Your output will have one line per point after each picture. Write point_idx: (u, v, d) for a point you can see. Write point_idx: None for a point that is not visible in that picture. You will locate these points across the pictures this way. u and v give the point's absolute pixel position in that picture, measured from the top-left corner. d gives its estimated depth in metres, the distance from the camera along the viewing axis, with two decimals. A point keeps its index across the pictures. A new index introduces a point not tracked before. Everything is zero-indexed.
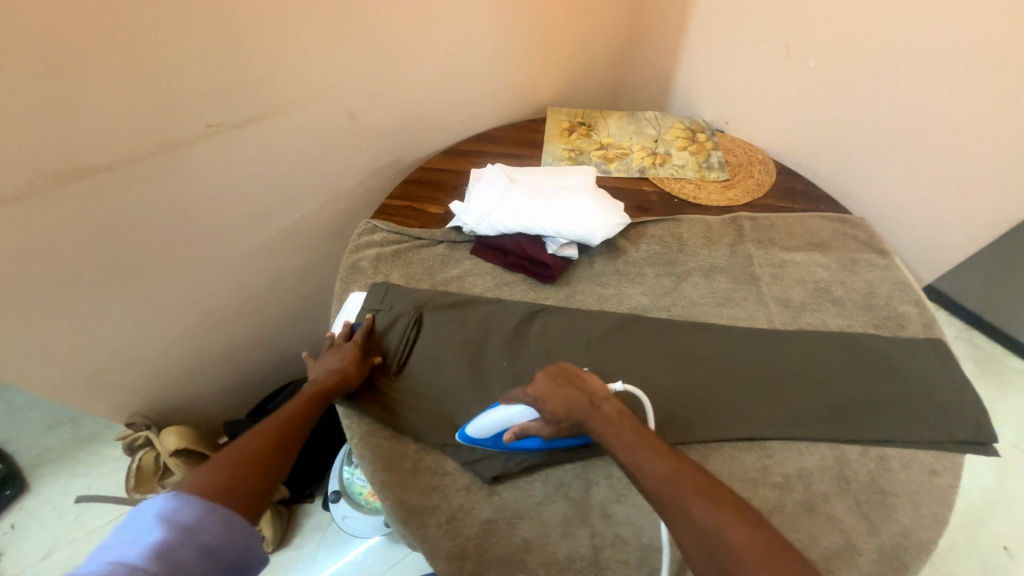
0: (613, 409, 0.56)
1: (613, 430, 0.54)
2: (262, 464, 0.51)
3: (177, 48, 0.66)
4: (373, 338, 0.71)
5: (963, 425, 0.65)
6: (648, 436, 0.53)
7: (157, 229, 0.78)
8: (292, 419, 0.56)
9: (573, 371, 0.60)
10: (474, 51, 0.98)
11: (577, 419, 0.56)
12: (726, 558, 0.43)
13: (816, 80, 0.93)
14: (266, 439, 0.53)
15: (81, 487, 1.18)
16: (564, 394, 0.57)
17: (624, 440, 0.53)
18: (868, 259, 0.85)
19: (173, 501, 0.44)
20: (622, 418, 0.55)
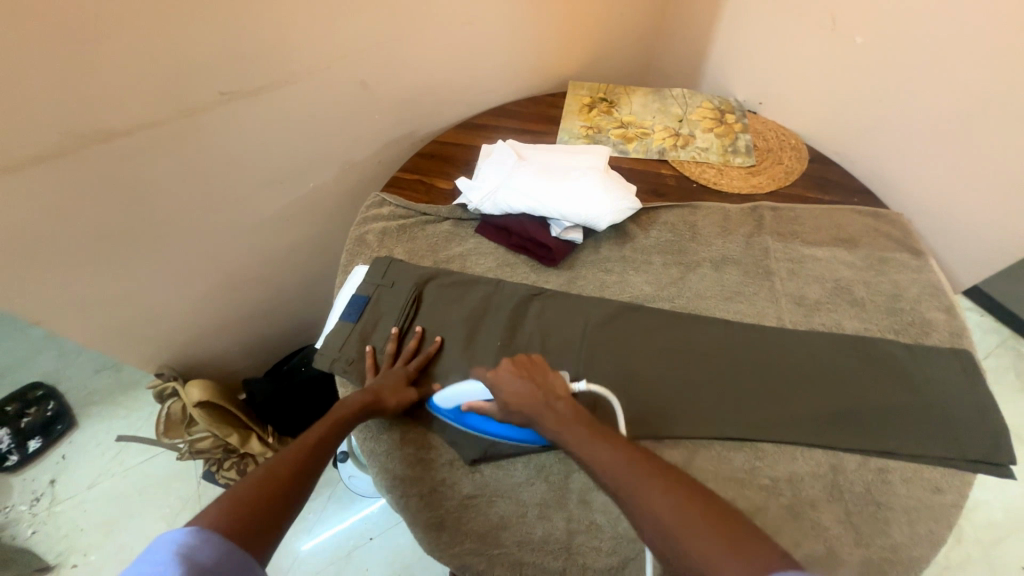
0: (567, 405, 0.57)
1: (568, 424, 0.55)
2: (281, 494, 0.49)
3: (188, 12, 0.66)
4: (429, 371, 0.68)
5: (977, 443, 0.61)
6: (601, 428, 0.54)
7: (176, 194, 0.81)
8: (312, 444, 0.55)
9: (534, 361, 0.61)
10: (493, 18, 0.94)
11: (530, 416, 0.57)
12: (681, 537, 0.44)
13: (864, 57, 0.85)
14: (286, 467, 0.51)
15: (121, 427, 1.29)
16: (522, 387, 0.58)
17: (578, 432, 0.54)
18: (900, 259, 0.79)
19: (192, 537, 0.42)
20: (577, 413, 0.56)
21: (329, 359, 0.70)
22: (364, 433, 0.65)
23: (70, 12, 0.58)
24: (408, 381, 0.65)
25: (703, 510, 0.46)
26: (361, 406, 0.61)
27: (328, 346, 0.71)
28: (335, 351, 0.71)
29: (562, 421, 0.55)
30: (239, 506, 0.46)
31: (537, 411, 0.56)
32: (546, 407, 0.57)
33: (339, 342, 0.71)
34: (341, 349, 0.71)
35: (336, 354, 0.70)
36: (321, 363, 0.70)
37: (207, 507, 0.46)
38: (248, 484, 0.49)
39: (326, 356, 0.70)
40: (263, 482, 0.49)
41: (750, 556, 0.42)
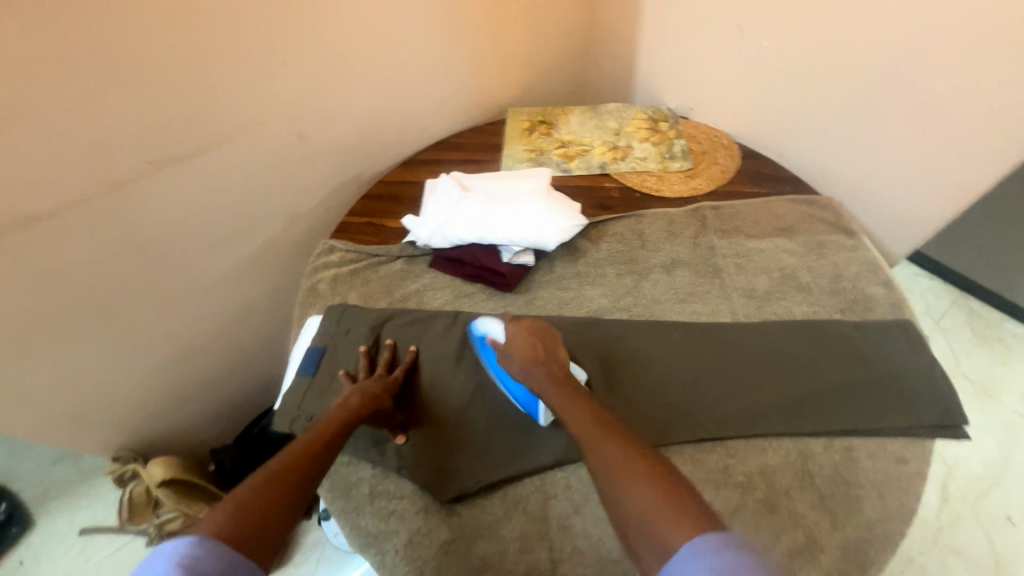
0: (561, 370, 0.61)
1: (554, 384, 0.59)
2: (291, 495, 0.47)
3: (106, 86, 0.65)
4: (412, 386, 0.69)
5: (930, 409, 0.63)
6: (587, 396, 0.57)
7: (114, 268, 0.78)
8: (317, 446, 0.53)
9: (545, 328, 0.65)
10: (423, 57, 0.96)
11: (523, 372, 0.61)
12: (624, 479, 0.46)
13: (773, 58, 0.91)
14: (293, 469, 0.49)
15: (85, 519, 1.20)
16: (525, 346, 0.62)
17: (563, 393, 0.57)
18: (835, 241, 0.83)
19: (196, 548, 0.40)
20: (568, 379, 0.60)
21: (288, 419, 0.67)
22: (347, 463, 0.64)
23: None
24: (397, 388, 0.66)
25: (649, 468, 0.46)
26: (360, 400, 0.60)
27: (286, 405, 0.69)
28: (294, 410, 0.68)
29: (550, 381, 0.59)
30: (259, 500, 0.45)
31: (530, 370, 0.60)
32: (541, 367, 0.60)
33: (298, 399, 0.69)
34: (300, 406, 0.68)
35: (295, 413, 0.68)
36: (280, 425, 0.67)
37: (217, 508, 0.44)
38: (263, 480, 0.47)
39: (285, 416, 0.68)
40: (277, 475, 0.48)
41: (676, 507, 0.43)
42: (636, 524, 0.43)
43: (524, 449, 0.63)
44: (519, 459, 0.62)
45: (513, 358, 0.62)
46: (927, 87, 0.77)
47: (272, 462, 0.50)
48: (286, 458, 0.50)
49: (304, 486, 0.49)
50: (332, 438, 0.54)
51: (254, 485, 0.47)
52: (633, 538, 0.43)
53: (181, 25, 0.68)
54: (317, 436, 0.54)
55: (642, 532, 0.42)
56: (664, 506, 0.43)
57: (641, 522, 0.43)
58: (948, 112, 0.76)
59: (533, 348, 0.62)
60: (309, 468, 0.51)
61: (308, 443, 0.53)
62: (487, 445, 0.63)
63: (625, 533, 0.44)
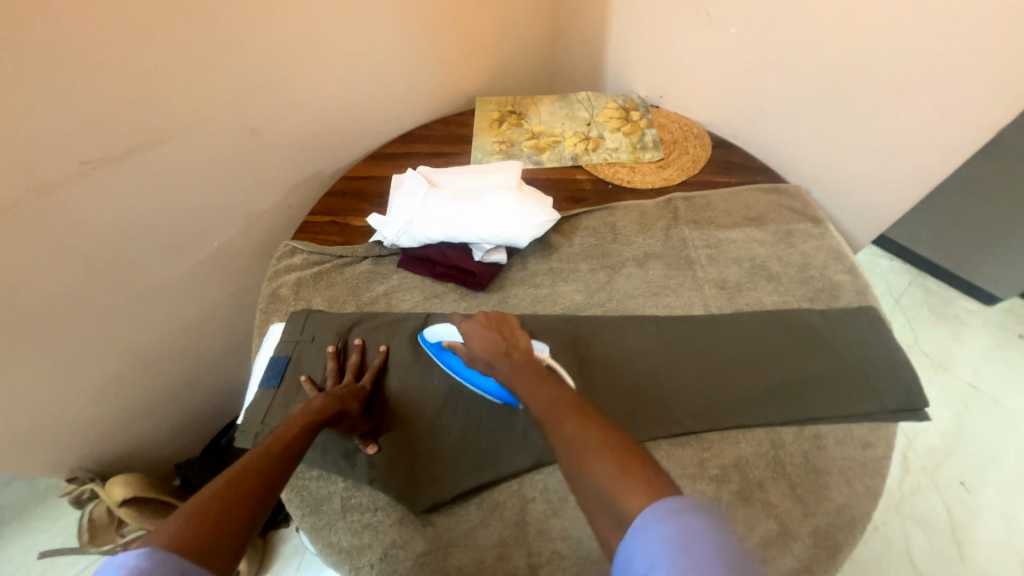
0: (524, 355, 0.59)
1: (516, 370, 0.56)
2: (253, 498, 0.44)
3: (21, 80, 0.58)
4: (380, 391, 0.67)
5: (894, 394, 0.65)
6: (551, 379, 0.55)
7: (50, 281, 0.71)
8: (279, 449, 0.50)
9: (506, 317, 0.64)
10: (384, 46, 0.92)
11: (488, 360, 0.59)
12: (581, 456, 0.43)
13: (742, 46, 0.90)
14: (254, 473, 0.46)
15: (43, 541, 1.13)
16: (487, 334, 0.61)
17: (526, 378, 0.55)
18: (803, 229, 0.84)
19: (148, 559, 0.35)
20: (532, 364, 0.57)
21: (251, 436, 0.64)
22: (315, 478, 0.61)
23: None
24: (364, 391, 0.64)
25: (607, 442, 0.44)
26: (324, 403, 0.58)
27: (248, 420, 0.65)
28: (257, 425, 0.65)
29: (513, 369, 0.57)
30: (215, 506, 0.42)
31: (495, 360, 0.59)
32: (502, 356, 0.59)
33: (261, 413, 0.66)
34: (264, 421, 0.65)
35: (258, 429, 0.64)
36: (243, 441, 0.64)
37: (168, 518, 0.39)
38: (219, 485, 0.43)
39: (248, 432, 0.64)
40: (235, 482, 0.44)
41: (633, 478, 0.40)
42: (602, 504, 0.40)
43: (499, 453, 0.62)
44: (495, 464, 0.61)
45: (477, 355, 0.61)
46: (889, 76, 0.77)
47: (229, 468, 0.46)
48: (245, 462, 0.47)
49: (267, 490, 0.46)
50: (294, 438, 0.52)
51: (209, 492, 0.43)
52: (600, 520, 0.40)
53: (106, 12, 0.61)
54: (277, 439, 0.51)
55: (605, 507, 0.40)
56: (622, 480, 0.40)
57: (599, 499, 0.40)
58: (910, 101, 0.77)
59: (496, 337, 0.61)
60: (270, 472, 0.47)
61: (269, 447, 0.50)
62: (462, 451, 0.62)
63: (590, 516, 0.41)
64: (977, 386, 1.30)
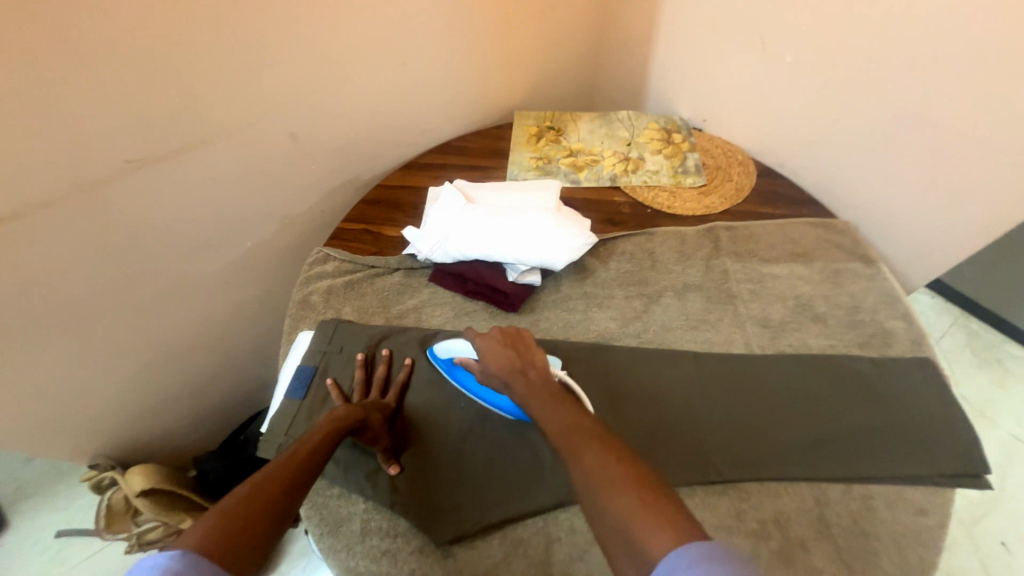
0: (540, 375, 0.58)
1: (532, 391, 0.56)
2: (277, 504, 0.43)
3: (78, 81, 0.60)
4: (403, 404, 0.65)
5: (952, 457, 0.61)
6: (567, 401, 0.54)
7: (89, 273, 0.72)
8: (304, 456, 0.49)
9: (520, 335, 0.63)
10: (428, 58, 0.91)
11: (505, 379, 0.58)
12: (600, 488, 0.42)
13: (795, 73, 0.87)
14: (280, 479, 0.46)
15: (62, 520, 1.15)
16: (502, 352, 0.60)
17: (542, 402, 0.54)
18: (853, 269, 0.80)
19: (179, 560, 0.35)
20: (548, 385, 0.56)
21: (275, 446, 0.63)
22: (336, 497, 0.60)
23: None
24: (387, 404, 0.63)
25: (629, 474, 0.42)
26: (349, 411, 0.57)
27: (273, 430, 0.65)
28: (281, 435, 0.64)
29: (529, 389, 0.56)
30: (244, 509, 0.41)
31: (508, 377, 0.58)
32: (518, 374, 0.58)
33: (285, 424, 0.65)
34: (288, 432, 0.64)
35: (281, 440, 0.64)
36: (266, 451, 0.63)
37: (199, 519, 0.39)
38: (248, 489, 0.43)
39: (272, 442, 0.64)
40: (263, 487, 0.44)
41: (660, 515, 0.38)
42: (620, 539, 0.39)
43: (524, 487, 0.59)
44: (519, 499, 0.59)
45: (491, 373, 0.60)
46: (956, 114, 0.73)
47: (257, 471, 0.46)
48: (272, 467, 0.46)
49: (292, 496, 0.45)
50: (318, 447, 0.51)
51: (239, 494, 0.42)
52: (618, 558, 0.39)
53: (164, 15, 0.62)
54: (303, 446, 0.51)
55: (628, 547, 0.38)
56: (644, 515, 0.39)
57: (622, 538, 0.39)
58: (977, 143, 0.73)
59: (513, 355, 0.60)
60: (295, 480, 0.47)
61: (294, 453, 0.49)
62: (487, 482, 0.60)
63: (609, 553, 0.40)
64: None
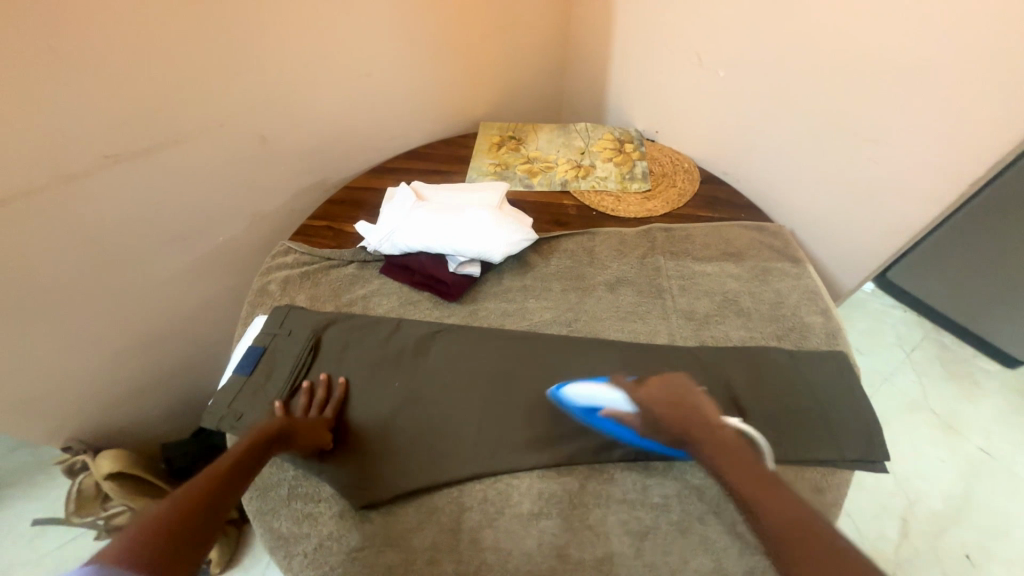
0: (728, 435, 0.55)
1: (726, 454, 0.53)
2: (202, 512, 0.45)
3: (60, 83, 0.67)
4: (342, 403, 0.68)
5: (853, 442, 0.64)
6: (764, 472, 0.50)
7: (65, 259, 0.78)
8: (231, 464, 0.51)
9: (687, 386, 0.60)
10: (393, 71, 0.99)
11: (686, 433, 0.57)
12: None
13: (729, 87, 0.94)
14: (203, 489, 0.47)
15: (39, 509, 1.19)
16: (673, 405, 0.58)
17: (740, 465, 0.52)
18: (780, 268, 0.84)
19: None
20: (740, 449, 0.54)
21: (217, 417, 0.68)
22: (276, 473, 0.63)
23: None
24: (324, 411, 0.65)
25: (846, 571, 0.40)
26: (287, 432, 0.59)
27: (217, 402, 0.69)
28: (224, 408, 0.69)
29: (719, 451, 0.54)
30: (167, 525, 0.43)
31: (688, 435, 0.57)
32: (703, 432, 0.55)
33: (229, 397, 0.70)
34: (230, 405, 0.69)
35: (223, 412, 0.68)
36: (208, 422, 0.68)
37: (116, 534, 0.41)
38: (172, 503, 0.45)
39: (214, 414, 0.69)
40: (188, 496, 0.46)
41: None
42: None
43: (443, 460, 0.63)
44: (437, 470, 0.62)
45: (661, 422, 0.58)
46: (868, 125, 0.79)
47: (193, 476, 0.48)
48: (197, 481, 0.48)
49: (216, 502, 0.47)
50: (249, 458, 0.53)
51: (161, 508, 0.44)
52: None
53: (140, 24, 0.70)
54: (232, 455, 0.52)
55: None
56: None
57: None
58: (887, 148, 0.78)
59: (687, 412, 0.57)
60: (221, 487, 0.48)
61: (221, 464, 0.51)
62: (409, 455, 0.63)
63: None
64: (989, 451, 1.23)
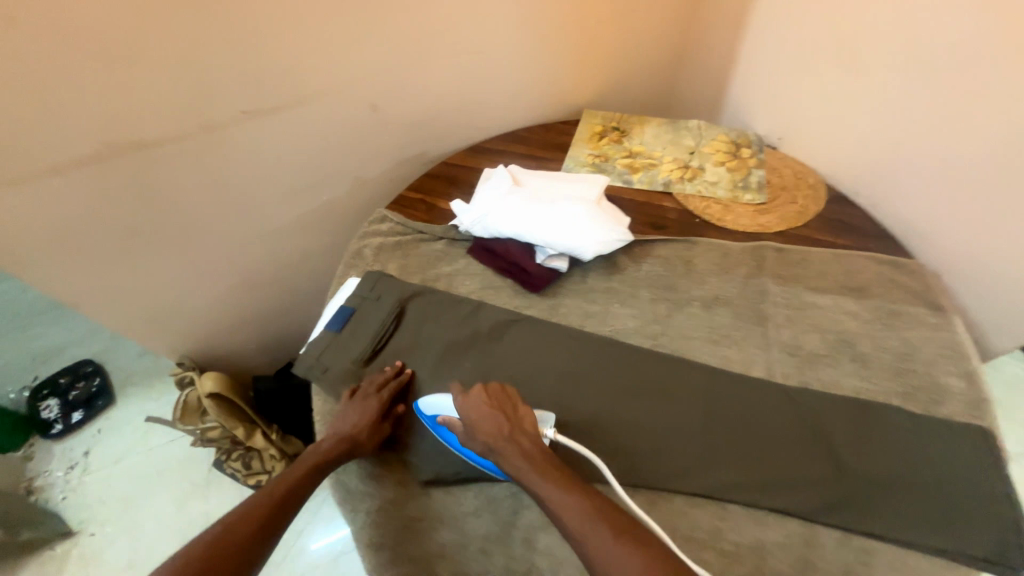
0: (532, 444, 0.56)
1: (531, 464, 0.55)
2: (243, 543, 0.50)
3: (215, 40, 0.74)
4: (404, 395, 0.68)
5: (983, 538, 0.54)
6: (564, 471, 0.55)
7: (198, 200, 0.88)
8: (278, 493, 0.55)
9: (502, 394, 0.60)
10: (505, 49, 0.97)
11: (495, 447, 0.56)
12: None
13: (884, 95, 0.80)
14: (248, 519, 0.52)
15: (153, 409, 1.39)
16: (489, 419, 0.57)
17: (543, 473, 0.54)
18: (916, 314, 0.71)
19: None
20: (542, 454, 0.56)
21: (306, 366, 0.73)
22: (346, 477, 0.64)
23: (102, 30, 0.66)
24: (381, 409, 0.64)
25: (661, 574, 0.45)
26: (338, 450, 0.61)
27: (308, 352, 0.74)
28: (313, 358, 0.74)
29: (524, 462, 0.55)
30: (212, 553, 0.48)
31: (498, 448, 0.56)
32: (510, 445, 0.56)
33: (318, 350, 0.74)
34: (319, 357, 0.74)
35: (312, 362, 0.73)
36: (299, 369, 0.73)
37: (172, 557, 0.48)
38: (219, 530, 0.50)
39: (305, 362, 0.74)
40: (233, 528, 0.51)
41: None
42: None
43: None
44: None
45: (477, 436, 0.57)
46: None
47: (244, 501, 0.54)
48: (246, 508, 0.53)
49: (257, 533, 0.51)
50: (297, 484, 0.57)
51: (211, 534, 0.50)
52: None
53: None
54: (283, 482, 0.57)
55: None
56: None
57: None
58: None
59: (500, 425, 0.57)
60: (264, 517, 0.53)
61: (271, 491, 0.56)
62: None
63: None
64: None
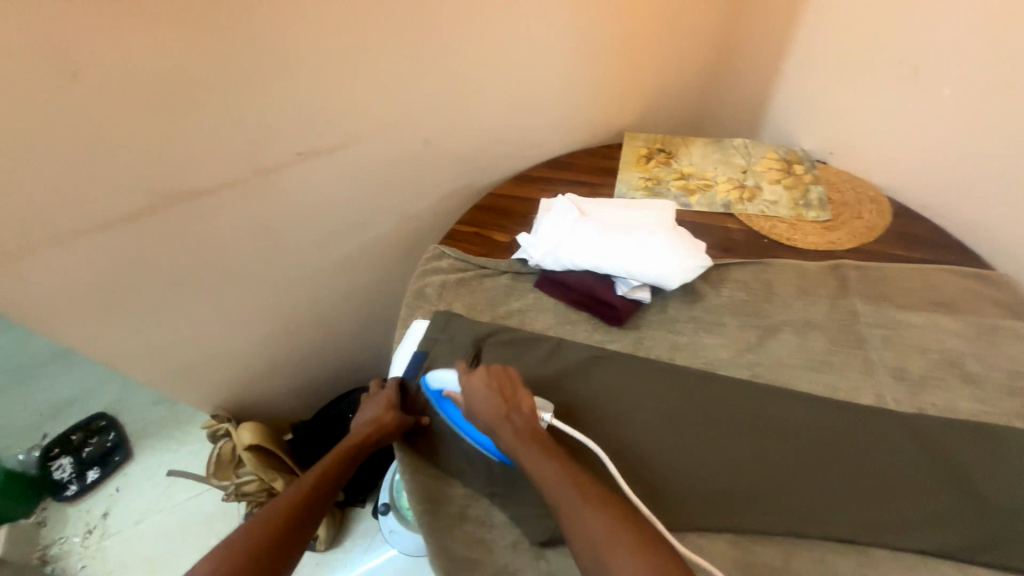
0: (526, 422, 0.57)
1: (524, 441, 0.55)
2: (283, 527, 0.52)
3: (276, 82, 0.71)
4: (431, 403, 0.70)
5: None
6: (557, 449, 0.55)
7: (247, 243, 0.84)
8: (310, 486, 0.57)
9: (504, 375, 0.61)
10: (552, 75, 0.96)
11: (489, 424, 0.57)
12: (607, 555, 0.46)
13: (953, 109, 0.80)
14: (279, 509, 0.53)
15: (175, 461, 1.30)
16: (484, 398, 0.58)
17: (534, 451, 0.54)
18: (1013, 328, 0.70)
19: None
20: (535, 432, 0.56)
21: None
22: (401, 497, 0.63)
23: (165, 77, 0.62)
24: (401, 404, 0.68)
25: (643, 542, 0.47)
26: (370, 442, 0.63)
27: None
28: None
29: (515, 438, 0.56)
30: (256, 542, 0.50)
31: (496, 427, 0.57)
32: (504, 422, 0.56)
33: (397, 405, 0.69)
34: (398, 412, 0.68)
35: None
36: None
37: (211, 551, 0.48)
38: (256, 522, 0.51)
39: None
40: (269, 518, 0.52)
41: None
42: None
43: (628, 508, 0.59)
44: None
45: (475, 414, 0.58)
46: None
47: (275, 498, 0.55)
48: (277, 503, 0.54)
49: (291, 522, 0.53)
50: (329, 476, 0.60)
51: (246, 527, 0.51)
52: None
53: (348, 27, 0.72)
54: (314, 475, 0.59)
55: None
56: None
57: None
58: None
59: (497, 403, 0.57)
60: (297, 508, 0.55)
61: (302, 485, 0.57)
62: None
63: None
64: None
